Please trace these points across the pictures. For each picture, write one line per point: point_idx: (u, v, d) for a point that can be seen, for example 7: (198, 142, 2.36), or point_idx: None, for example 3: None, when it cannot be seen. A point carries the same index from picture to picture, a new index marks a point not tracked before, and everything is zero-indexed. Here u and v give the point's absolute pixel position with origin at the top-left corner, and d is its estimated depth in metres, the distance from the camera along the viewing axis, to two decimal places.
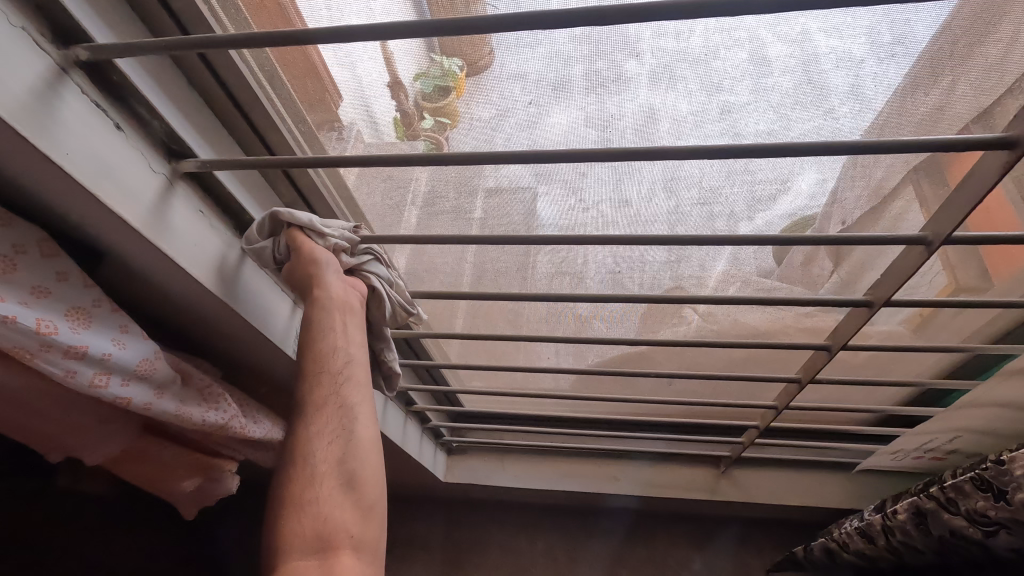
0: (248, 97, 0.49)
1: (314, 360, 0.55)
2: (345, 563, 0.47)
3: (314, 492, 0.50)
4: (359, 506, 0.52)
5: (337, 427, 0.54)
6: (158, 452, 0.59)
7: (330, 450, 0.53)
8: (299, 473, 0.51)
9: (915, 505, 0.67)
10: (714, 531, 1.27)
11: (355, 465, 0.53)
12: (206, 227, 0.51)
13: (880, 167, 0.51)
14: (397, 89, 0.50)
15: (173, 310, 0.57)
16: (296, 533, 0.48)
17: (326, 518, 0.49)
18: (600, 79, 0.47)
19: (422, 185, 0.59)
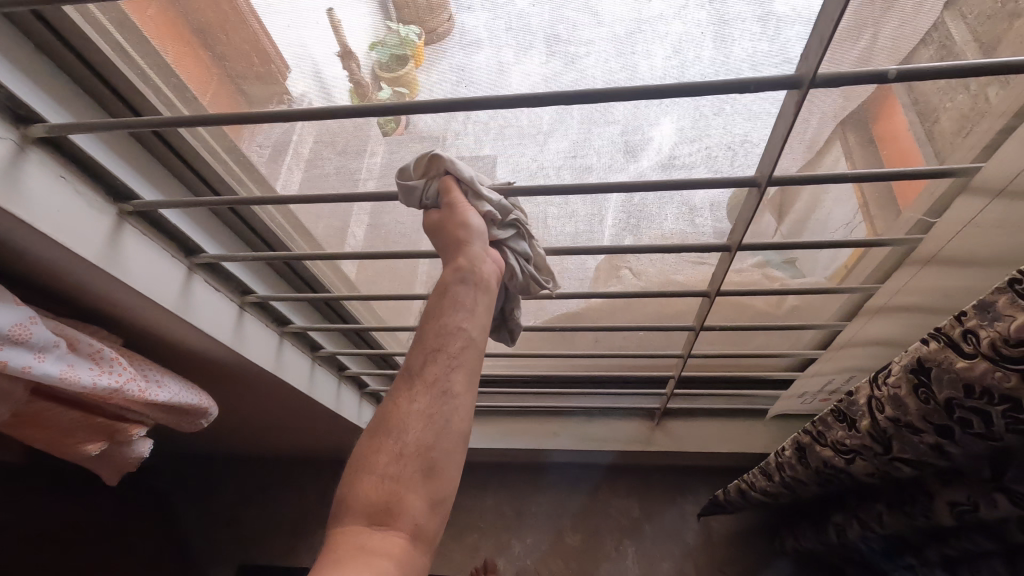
0: (102, 61, 0.49)
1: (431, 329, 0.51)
2: (394, 544, 0.40)
3: (391, 463, 0.44)
4: (434, 497, 0.44)
5: (433, 404, 0.47)
6: (53, 417, 0.61)
7: (419, 427, 0.46)
8: (387, 440, 0.46)
9: (797, 440, 0.71)
10: (653, 481, 1.33)
11: (443, 451, 0.46)
12: (71, 192, 0.52)
13: (813, 115, 0.50)
14: (348, 59, 0.50)
15: (55, 278, 0.58)
16: (361, 499, 0.43)
17: (395, 494, 0.43)
18: (559, 43, 0.47)
19: (379, 157, 0.61)
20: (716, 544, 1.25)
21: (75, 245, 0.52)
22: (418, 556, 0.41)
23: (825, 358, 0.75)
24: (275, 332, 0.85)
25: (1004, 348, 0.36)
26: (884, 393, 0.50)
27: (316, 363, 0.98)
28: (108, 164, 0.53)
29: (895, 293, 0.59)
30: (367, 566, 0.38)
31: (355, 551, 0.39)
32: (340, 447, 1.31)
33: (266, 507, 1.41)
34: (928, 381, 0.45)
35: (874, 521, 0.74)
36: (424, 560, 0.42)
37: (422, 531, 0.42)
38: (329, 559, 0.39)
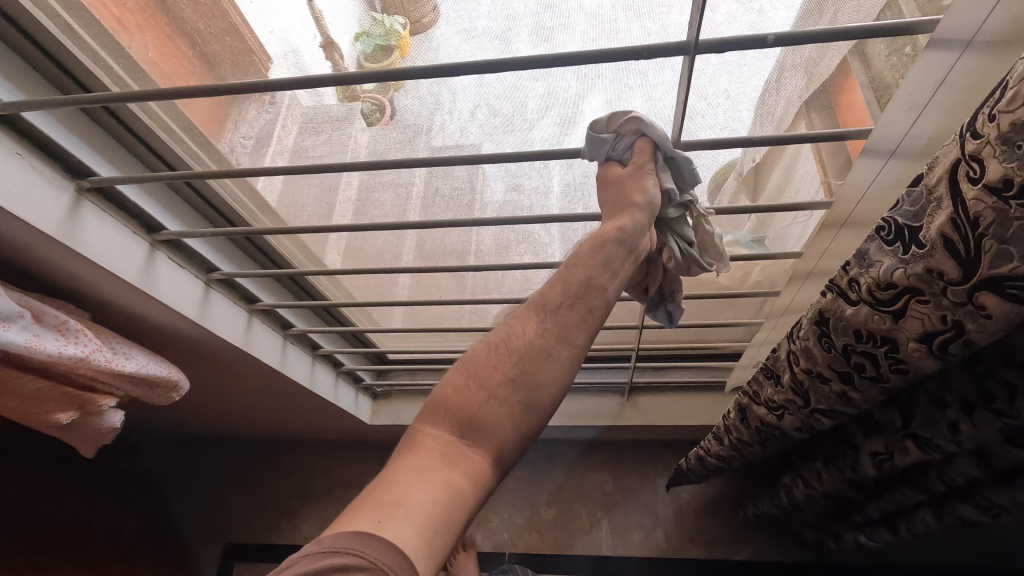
0: (54, 44, 0.52)
1: (579, 271, 0.49)
2: (471, 462, 0.40)
3: (495, 384, 0.43)
4: (519, 434, 0.42)
5: (555, 343, 0.45)
6: (22, 385, 0.64)
7: (536, 361, 0.44)
8: (499, 362, 0.44)
9: (739, 403, 0.74)
10: (627, 455, 1.37)
11: (546, 390, 0.43)
12: (28, 170, 0.55)
13: (784, 90, 0.52)
14: (331, 50, 0.51)
15: (19, 254, 0.61)
16: (456, 409, 0.42)
17: (489, 418, 0.41)
18: (546, 31, 0.49)
19: (362, 141, 0.62)
20: (687, 516, 1.29)
21: (33, 219, 0.55)
22: (491, 478, 0.41)
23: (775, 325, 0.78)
24: (243, 310, 0.88)
25: (877, 292, 0.39)
26: (798, 347, 0.53)
27: (287, 342, 1.01)
28: (61, 140, 0.56)
29: (821, 255, 0.62)
30: (443, 482, 0.38)
31: (437, 461, 0.39)
32: (320, 427, 1.34)
33: (252, 487, 1.45)
34: (828, 330, 0.47)
35: (814, 479, 0.77)
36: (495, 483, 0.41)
37: (500, 457, 0.42)
38: (411, 458, 0.40)
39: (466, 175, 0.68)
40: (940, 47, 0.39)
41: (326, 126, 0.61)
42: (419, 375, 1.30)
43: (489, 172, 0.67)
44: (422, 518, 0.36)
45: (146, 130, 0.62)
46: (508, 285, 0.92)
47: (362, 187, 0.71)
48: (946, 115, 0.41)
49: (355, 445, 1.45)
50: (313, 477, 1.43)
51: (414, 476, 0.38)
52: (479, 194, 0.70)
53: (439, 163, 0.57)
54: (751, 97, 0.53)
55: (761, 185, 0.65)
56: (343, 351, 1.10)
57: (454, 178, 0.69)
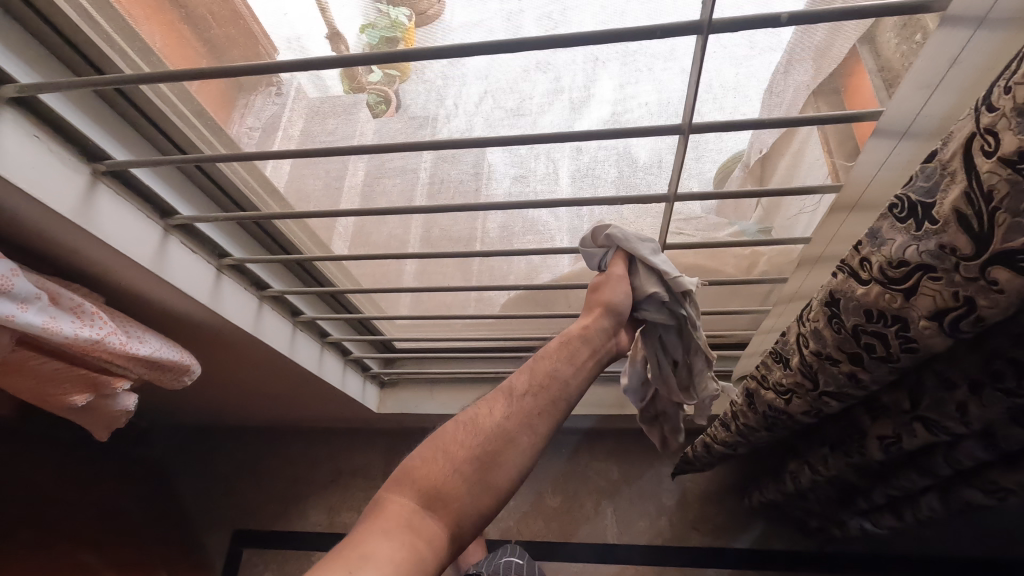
0: (70, 27, 0.52)
1: (546, 364, 0.52)
2: (432, 529, 0.42)
3: (460, 460, 0.45)
4: (479, 509, 0.44)
5: (519, 431, 0.47)
6: (39, 366, 0.65)
7: (500, 445, 0.46)
8: (464, 442, 0.46)
9: (746, 388, 0.74)
10: (632, 444, 1.38)
11: (506, 469, 0.45)
12: (43, 152, 0.55)
13: (793, 80, 0.52)
14: (337, 41, 0.52)
15: (34, 236, 0.62)
16: (420, 479, 0.44)
17: (452, 492, 0.44)
18: (551, 20, 0.49)
19: (367, 136, 0.63)
20: (691, 504, 1.30)
21: (50, 200, 0.56)
22: (449, 548, 0.42)
23: (781, 310, 0.79)
24: (253, 295, 0.89)
25: (889, 270, 0.40)
26: (808, 329, 0.54)
27: (296, 329, 1.01)
28: (77, 122, 0.57)
29: (829, 239, 0.62)
30: (406, 544, 0.39)
31: (400, 525, 0.41)
32: (328, 415, 1.35)
33: (260, 474, 1.46)
34: (838, 311, 0.48)
35: (820, 464, 0.78)
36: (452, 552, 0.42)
37: (459, 529, 0.43)
38: (376, 521, 0.41)
39: (472, 161, 0.67)
40: (950, 26, 0.39)
41: (339, 112, 0.62)
42: (426, 364, 1.31)
43: (493, 157, 0.67)
44: (388, 570, 0.37)
45: (160, 114, 0.62)
46: (514, 275, 0.92)
47: (374, 176, 0.70)
48: (958, 95, 0.42)
49: (361, 434, 1.46)
50: (320, 464, 1.45)
51: (380, 535, 0.40)
52: (485, 180, 0.69)
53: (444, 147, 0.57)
54: (759, 87, 0.53)
55: (768, 175, 0.65)
56: (351, 339, 1.11)
57: (458, 168, 0.68)
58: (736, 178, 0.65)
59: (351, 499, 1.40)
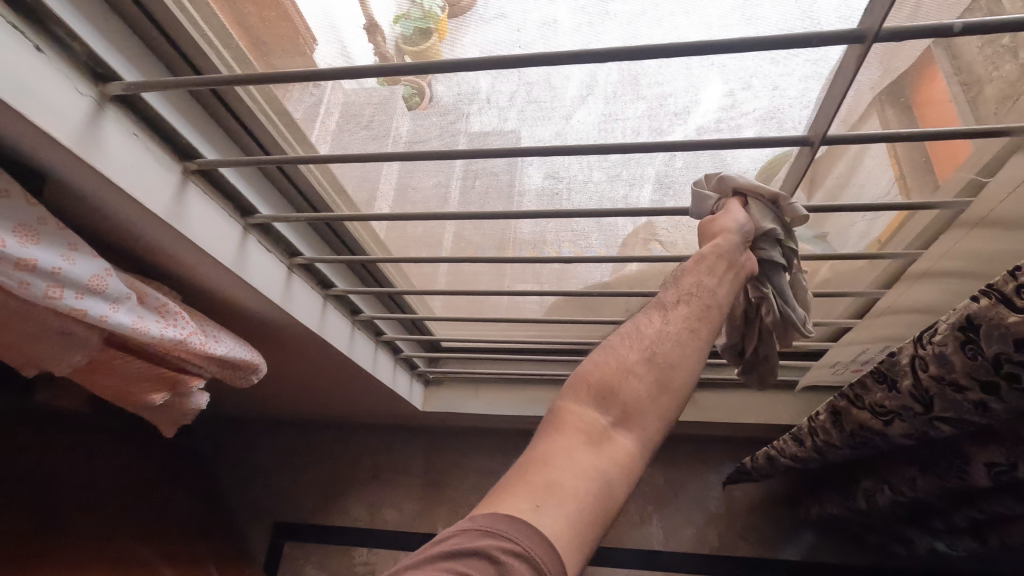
0: (169, 20, 0.51)
1: (688, 272, 0.53)
2: (619, 444, 0.44)
3: (635, 363, 0.48)
4: (662, 414, 0.46)
5: (682, 335, 0.49)
6: (123, 366, 0.64)
7: (669, 350, 0.48)
8: (632, 349, 0.49)
9: (833, 405, 0.72)
10: (677, 450, 1.36)
11: (681, 372, 0.48)
12: (141, 150, 0.54)
13: (852, 86, 0.49)
14: (373, 32, 0.52)
15: (122, 235, 0.61)
16: (597, 389, 0.47)
17: (633, 400, 0.46)
18: (586, 14, 0.48)
19: (403, 127, 0.61)
20: (739, 514, 1.28)
21: (144, 199, 0.54)
22: (637, 455, 0.44)
23: (867, 324, 0.77)
24: (319, 295, 0.88)
25: None
26: (928, 352, 0.51)
27: (353, 328, 1.00)
28: (172, 120, 0.55)
29: (941, 254, 0.60)
30: (592, 465, 0.42)
31: (583, 442, 0.43)
32: (372, 411, 1.34)
33: (300, 468, 1.46)
34: (976, 337, 0.45)
35: (904, 485, 0.75)
36: (643, 460, 0.44)
37: (646, 437, 0.45)
38: (561, 439, 0.44)
39: (505, 167, 0.68)
40: None
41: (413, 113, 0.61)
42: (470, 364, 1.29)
43: (530, 171, 0.68)
44: (572, 507, 0.39)
45: (248, 111, 0.61)
46: (545, 277, 0.92)
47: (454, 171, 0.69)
48: None
49: (401, 431, 1.45)
50: (359, 460, 1.45)
51: (566, 457, 0.42)
52: (516, 190, 0.71)
53: (484, 154, 0.57)
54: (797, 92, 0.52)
55: (819, 181, 0.63)
56: (403, 338, 1.09)
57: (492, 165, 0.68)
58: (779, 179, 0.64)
59: (391, 495, 1.40)
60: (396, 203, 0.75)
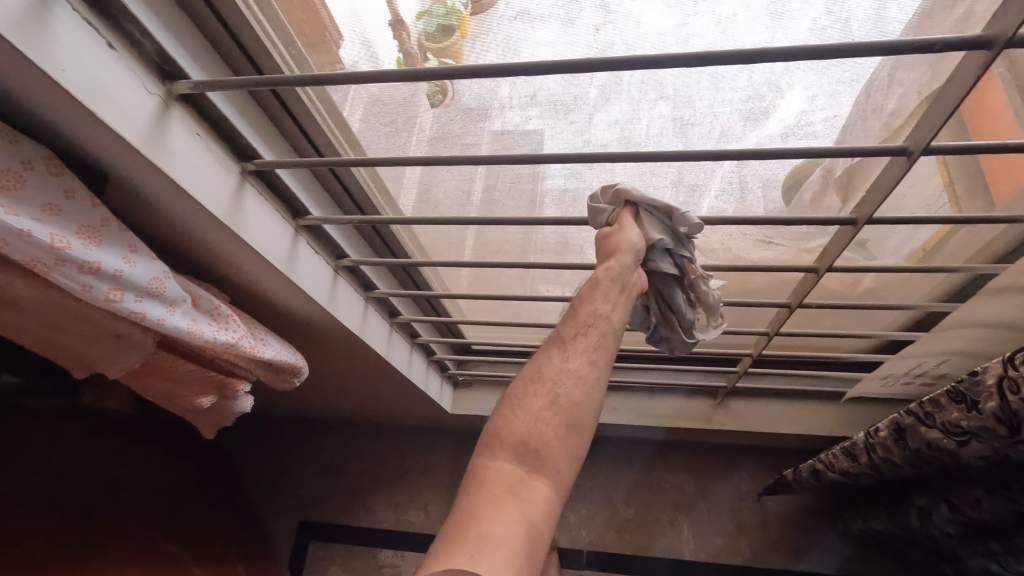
0: (236, 18, 0.49)
1: (582, 307, 0.56)
2: (537, 492, 0.46)
3: (541, 410, 0.50)
4: (576, 452, 0.50)
5: (580, 372, 0.52)
6: (174, 369, 0.63)
7: (574, 389, 0.51)
8: (540, 392, 0.51)
9: (896, 422, 0.70)
10: (709, 458, 1.33)
11: (586, 409, 0.51)
12: (204, 150, 0.53)
13: (896, 89, 0.53)
14: (398, 28, 0.51)
15: (177, 236, 0.59)
16: (513, 438, 0.49)
17: (548, 444, 0.49)
18: (609, 13, 0.48)
19: (427, 122, 0.61)
20: (774, 525, 1.26)
21: (205, 200, 0.53)
22: (557, 499, 0.47)
23: (927, 338, 0.76)
24: (362, 298, 0.87)
25: None
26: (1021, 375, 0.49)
27: (391, 330, 0.98)
28: (235, 120, 0.54)
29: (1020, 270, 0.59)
30: (519, 518, 0.44)
31: (505, 497, 0.45)
32: (400, 412, 1.33)
33: (325, 468, 1.46)
34: None
35: (969, 507, 0.73)
36: (562, 500, 0.48)
37: (562, 478, 0.48)
38: (482, 496, 0.46)
39: (529, 174, 0.69)
40: None
41: (475, 116, 0.60)
42: (502, 367, 1.27)
43: (552, 178, 0.69)
44: (504, 557, 0.42)
45: (306, 113, 0.59)
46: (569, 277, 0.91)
47: (481, 175, 0.68)
48: None
49: (426, 432, 1.44)
50: (385, 461, 1.44)
51: (490, 512, 0.44)
52: (540, 194, 0.71)
53: (507, 160, 0.57)
54: (841, 100, 0.55)
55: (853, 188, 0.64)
56: (438, 340, 1.08)
57: (516, 174, 0.69)
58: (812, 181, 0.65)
59: (417, 497, 1.39)
60: (446, 207, 0.74)
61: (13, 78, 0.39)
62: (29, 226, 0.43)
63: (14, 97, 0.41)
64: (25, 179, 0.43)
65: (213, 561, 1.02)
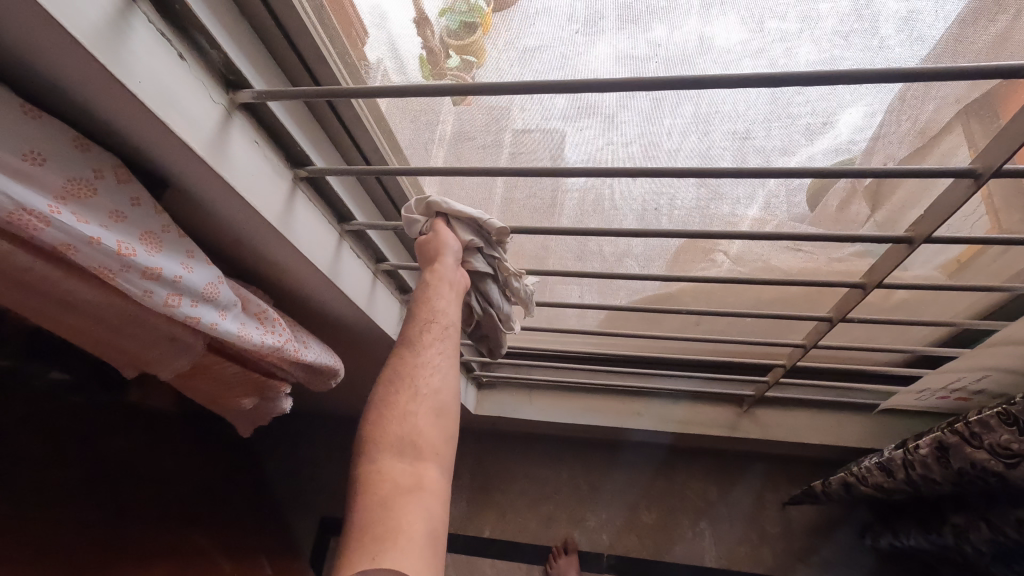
0: (298, 28, 0.50)
1: (424, 308, 0.62)
2: (426, 476, 0.53)
3: (408, 405, 0.56)
4: (448, 431, 0.58)
5: (429, 365, 0.59)
6: (221, 371, 0.64)
7: (428, 380, 0.58)
8: (401, 391, 0.57)
9: (938, 439, 0.70)
10: (732, 465, 1.33)
11: (445, 392, 0.59)
12: (261, 158, 0.53)
13: (928, 103, 0.53)
14: (423, 25, 0.50)
15: (229, 240, 0.60)
16: (392, 438, 0.54)
17: (421, 432, 0.55)
18: (633, 13, 0.47)
19: (450, 126, 0.61)
20: (796, 534, 1.25)
21: (260, 206, 0.53)
22: (443, 479, 0.54)
23: (971, 354, 0.75)
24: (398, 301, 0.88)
25: None
26: None
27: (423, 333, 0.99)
28: (292, 128, 0.55)
29: None
30: (419, 504, 0.50)
31: (398, 489, 0.51)
32: None
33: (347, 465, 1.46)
34: None
35: (1008, 526, 0.73)
36: (446, 478, 0.55)
37: (442, 459, 0.55)
38: (376, 495, 0.50)
39: (548, 187, 0.73)
40: None
41: (529, 128, 0.60)
42: (526, 370, 1.28)
43: (568, 197, 0.74)
44: (413, 539, 0.47)
45: (356, 120, 0.60)
46: (599, 259, 0.92)
47: (500, 186, 0.73)
48: None
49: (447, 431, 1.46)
50: None
51: (392, 507, 0.49)
52: (556, 211, 0.76)
53: (527, 173, 0.58)
54: (875, 122, 0.55)
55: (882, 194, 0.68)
56: None
57: (536, 184, 0.73)
58: (839, 188, 0.68)
59: None
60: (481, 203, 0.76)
61: (92, 89, 0.40)
62: (98, 233, 0.44)
63: (88, 107, 0.42)
64: (94, 188, 0.44)
65: (244, 555, 1.04)
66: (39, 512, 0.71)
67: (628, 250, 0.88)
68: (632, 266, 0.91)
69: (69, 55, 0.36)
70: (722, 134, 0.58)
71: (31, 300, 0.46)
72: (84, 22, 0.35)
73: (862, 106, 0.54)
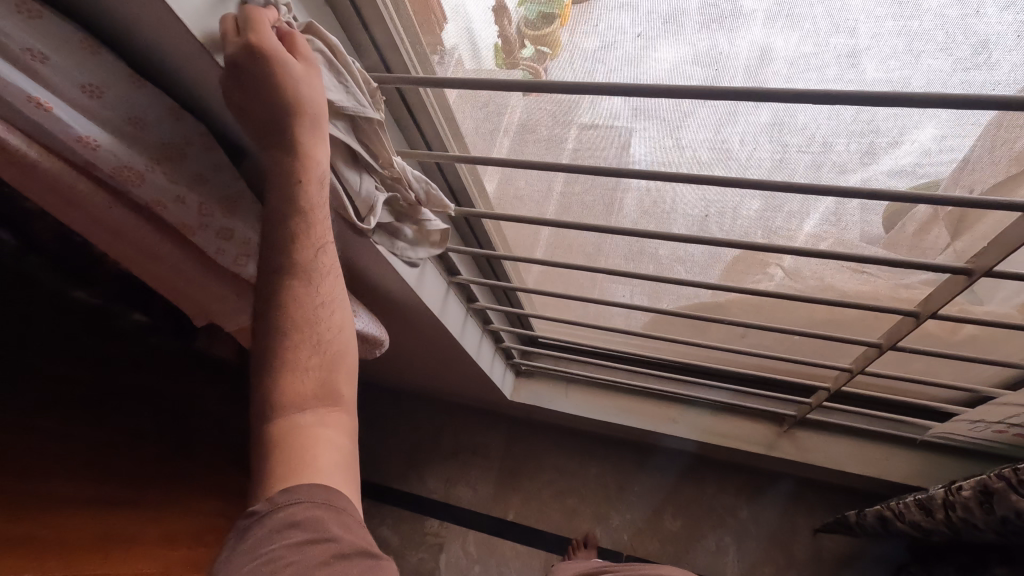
0: (373, 16, 0.54)
1: (308, 236, 0.50)
2: (335, 417, 0.51)
3: (308, 359, 0.51)
4: (352, 370, 0.54)
5: (328, 302, 0.52)
6: None
7: (330, 322, 0.52)
8: (299, 335, 0.51)
9: (983, 483, 0.68)
10: (767, 485, 1.29)
11: (346, 332, 0.54)
12: None
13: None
14: (501, 14, 0.50)
15: None
16: (297, 386, 0.50)
17: (324, 381, 0.51)
18: (716, 12, 0.45)
19: (517, 112, 0.62)
20: (825, 562, 1.22)
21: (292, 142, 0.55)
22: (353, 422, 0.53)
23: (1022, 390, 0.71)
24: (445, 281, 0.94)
25: None
26: None
27: (466, 315, 1.04)
28: None
29: None
30: (339, 446, 0.50)
31: (313, 437, 0.49)
32: (465, 390, 1.39)
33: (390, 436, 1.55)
34: None
35: None
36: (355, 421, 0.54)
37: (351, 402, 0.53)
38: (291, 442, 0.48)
39: (607, 195, 0.76)
40: None
41: (604, 137, 0.62)
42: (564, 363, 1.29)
43: (625, 200, 0.75)
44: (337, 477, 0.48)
45: (419, 102, 0.65)
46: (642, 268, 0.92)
47: (560, 181, 0.75)
48: None
49: (484, 413, 1.51)
50: (445, 435, 1.51)
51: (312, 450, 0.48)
52: (615, 207, 0.77)
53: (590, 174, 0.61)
54: (959, 146, 0.54)
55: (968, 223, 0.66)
56: (510, 330, 1.13)
57: (592, 192, 0.76)
58: (918, 214, 0.65)
59: (468, 475, 1.45)
60: (528, 192, 0.80)
61: (189, 65, 0.45)
62: (183, 192, 0.49)
63: (184, 79, 0.47)
64: (184, 152, 0.49)
65: None
66: (116, 438, 0.80)
67: (680, 259, 0.87)
68: (680, 272, 0.90)
69: (174, 32, 0.41)
70: (806, 153, 0.57)
71: (125, 250, 0.53)
72: (189, 5, 0.39)
73: (935, 129, 0.52)
